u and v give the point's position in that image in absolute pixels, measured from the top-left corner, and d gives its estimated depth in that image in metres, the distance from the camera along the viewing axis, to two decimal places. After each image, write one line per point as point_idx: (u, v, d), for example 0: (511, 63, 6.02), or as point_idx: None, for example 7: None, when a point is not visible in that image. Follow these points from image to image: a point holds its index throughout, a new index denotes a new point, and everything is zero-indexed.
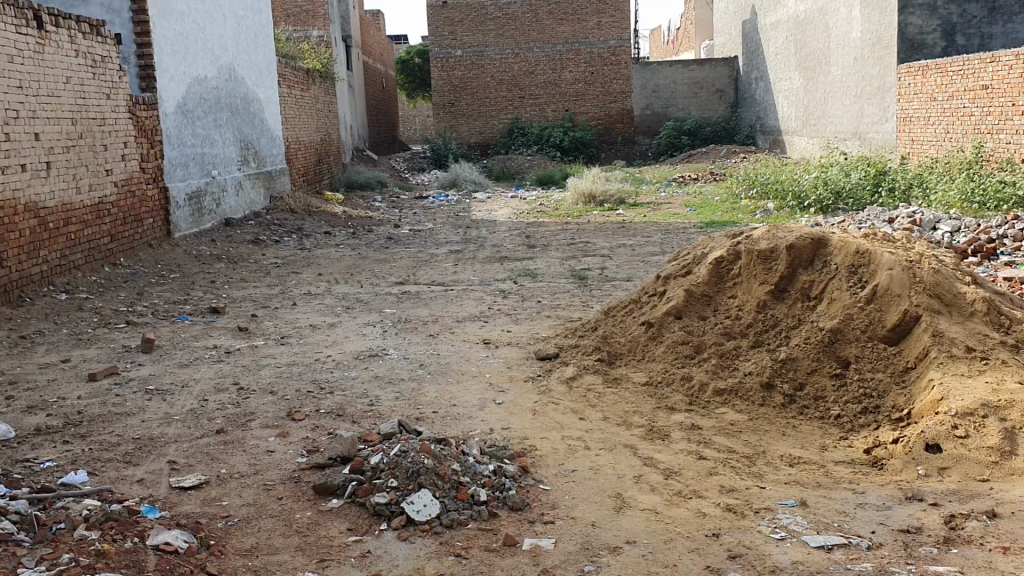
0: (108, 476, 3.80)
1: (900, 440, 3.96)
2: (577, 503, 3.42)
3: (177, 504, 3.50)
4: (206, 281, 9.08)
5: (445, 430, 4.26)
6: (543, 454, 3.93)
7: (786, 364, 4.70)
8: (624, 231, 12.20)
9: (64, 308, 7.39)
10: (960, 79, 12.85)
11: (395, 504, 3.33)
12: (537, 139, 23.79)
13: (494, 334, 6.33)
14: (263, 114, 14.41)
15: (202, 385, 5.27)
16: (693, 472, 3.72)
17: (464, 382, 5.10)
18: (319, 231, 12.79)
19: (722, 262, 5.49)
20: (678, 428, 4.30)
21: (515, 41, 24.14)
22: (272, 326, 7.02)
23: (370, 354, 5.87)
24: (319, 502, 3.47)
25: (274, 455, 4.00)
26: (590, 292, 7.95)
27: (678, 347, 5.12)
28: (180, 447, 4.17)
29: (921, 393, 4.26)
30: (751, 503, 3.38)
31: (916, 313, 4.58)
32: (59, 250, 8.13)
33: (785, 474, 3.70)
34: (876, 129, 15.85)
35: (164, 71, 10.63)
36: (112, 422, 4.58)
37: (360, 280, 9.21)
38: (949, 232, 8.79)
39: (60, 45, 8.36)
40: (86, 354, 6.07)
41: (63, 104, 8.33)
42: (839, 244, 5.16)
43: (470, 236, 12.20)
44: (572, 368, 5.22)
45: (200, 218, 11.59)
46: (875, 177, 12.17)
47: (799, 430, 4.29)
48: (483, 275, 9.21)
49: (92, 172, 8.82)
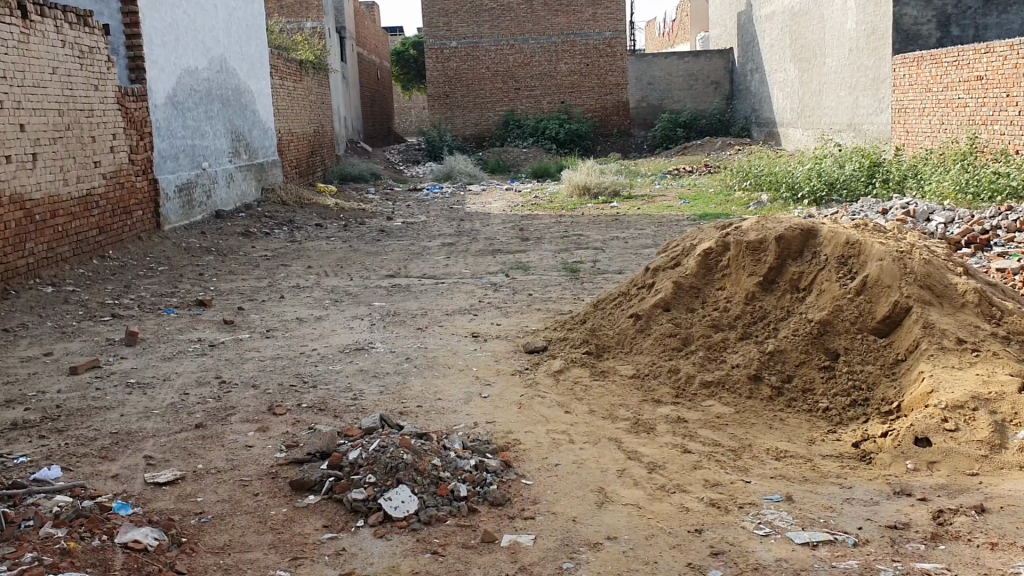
0: (82, 472, 3.72)
1: (889, 433, 3.89)
2: (559, 497, 3.36)
3: (150, 501, 3.43)
4: (194, 274, 8.98)
5: (428, 425, 4.19)
6: (526, 448, 3.86)
7: (774, 356, 4.64)
8: (618, 224, 12.11)
9: (49, 301, 7.30)
10: (955, 70, 12.78)
11: (373, 500, 3.26)
12: (532, 131, 23.68)
13: (483, 327, 6.26)
14: (255, 105, 14.31)
15: (183, 378, 5.20)
16: (677, 466, 3.65)
17: (449, 376, 5.04)
18: (310, 223, 12.70)
19: (711, 253, 5.42)
20: (664, 421, 4.24)
21: (510, 33, 24.01)
22: (258, 320, 6.94)
23: (356, 348, 5.80)
24: (295, 499, 3.40)
25: (252, 451, 3.93)
26: (582, 285, 7.88)
27: (666, 339, 5.05)
28: (157, 442, 4.09)
29: (911, 385, 4.19)
30: (735, 497, 3.32)
31: (906, 305, 4.52)
32: (45, 243, 8.03)
33: (772, 469, 3.63)
34: (871, 121, 15.78)
35: (153, 62, 10.53)
36: (90, 417, 4.49)
37: (350, 273, 9.13)
38: (943, 223, 8.74)
39: (46, 35, 8.25)
40: (68, 347, 5.98)
41: (50, 95, 8.23)
42: (828, 235, 5.10)
43: (463, 229, 12.11)
44: (560, 361, 5.15)
45: (190, 210, 11.50)
46: (869, 168, 12.10)
47: (786, 423, 4.22)
48: (475, 268, 9.13)
49: (80, 164, 8.72)
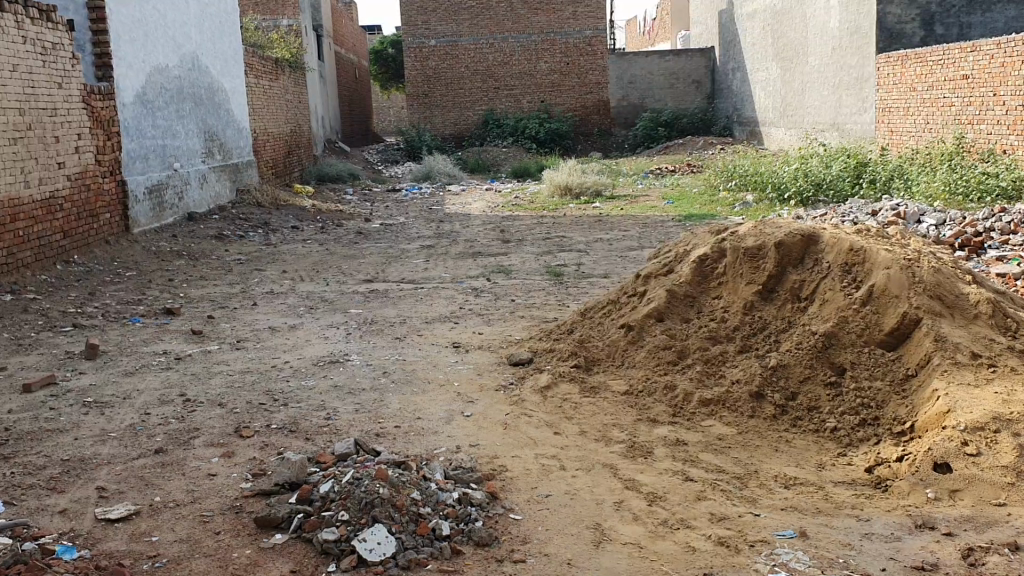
0: (27, 507, 3.37)
1: (904, 457, 3.63)
2: (552, 535, 3.07)
3: (101, 541, 3.10)
4: (163, 280, 8.61)
5: (407, 448, 3.89)
6: (513, 476, 3.57)
7: (777, 371, 4.36)
8: (602, 225, 11.82)
9: (8, 309, 6.92)
10: (941, 69, 12.58)
11: (346, 541, 2.95)
12: (512, 130, 23.36)
13: (464, 337, 5.95)
14: (228, 104, 13.90)
15: (145, 396, 4.85)
16: (679, 497, 3.36)
17: (429, 392, 4.72)
18: (285, 226, 12.33)
19: (706, 260, 5.14)
20: (662, 444, 3.95)
21: (489, 31, 23.70)
22: (228, 329, 6.60)
23: (331, 361, 5.47)
24: (260, 538, 3.08)
25: (216, 480, 3.61)
26: (566, 290, 7.59)
27: (660, 353, 4.77)
28: (112, 471, 3.75)
29: (924, 404, 3.92)
30: (745, 534, 3.04)
31: (916, 317, 4.25)
32: (5, 248, 7.65)
33: (781, 499, 3.35)
34: (854, 120, 15.60)
35: (121, 59, 10.13)
36: (41, 440, 4.14)
37: (326, 278, 8.79)
38: (935, 225, 8.50)
39: (5, 31, 7.84)
40: (24, 361, 5.61)
41: (9, 93, 7.83)
42: (830, 241, 4.82)
43: (442, 231, 11.78)
44: (547, 376, 4.84)
45: (161, 212, 11.11)
46: (854, 168, 11.86)
47: (794, 446, 3.95)
48: (456, 271, 8.83)
49: (42, 165, 8.33)
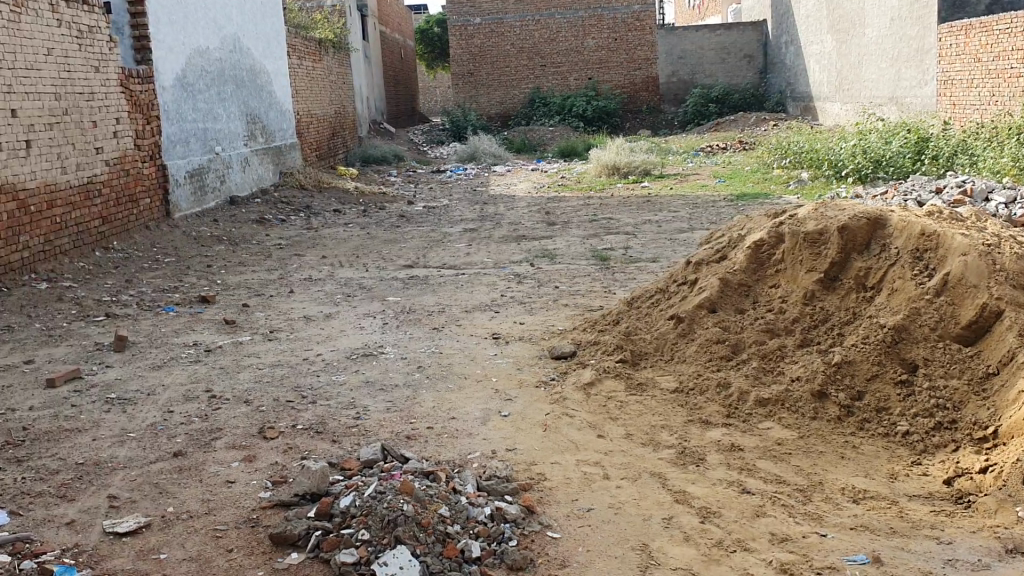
0: (33, 517, 3.17)
1: (990, 468, 3.25)
2: (593, 559, 2.77)
3: (106, 558, 2.88)
4: (202, 267, 8.45)
5: (438, 452, 3.62)
6: (552, 486, 3.27)
7: (841, 368, 4.00)
8: (651, 206, 11.42)
9: (42, 299, 6.78)
10: (1008, 38, 11.92)
11: (367, 565, 2.68)
12: (559, 109, 22.91)
13: (505, 327, 5.66)
14: (271, 86, 13.73)
15: (171, 391, 4.65)
16: (736, 513, 3.04)
17: (465, 389, 4.44)
18: (328, 209, 12.15)
19: (763, 246, 4.77)
20: (715, 449, 3.62)
21: (535, 7, 23.22)
22: (263, 318, 6.40)
23: (365, 353, 5.22)
24: (275, 558, 2.83)
25: (234, 488, 3.37)
26: (613, 276, 7.27)
27: (712, 347, 4.43)
28: (128, 476, 3.53)
29: (1008, 407, 3.55)
30: (811, 559, 2.71)
31: (997, 309, 3.86)
32: (41, 236, 7.52)
33: (851, 516, 3.00)
34: (914, 94, 14.92)
35: (160, 41, 9.95)
36: (59, 441, 3.95)
37: (365, 263, 8.56)
38: (1004, 203, 7.97)
39: (40, 13, 7.66)
40: (52, 354, 5.45)
41: (44, 77, 7.67)
42: (899, 225, 4.41)
43: (485, 213, 11.49)
44: (590, 371, 4.52)
45: (202, 196, 10.97)
46: (917, 143, 11.22)
47: (862, 452, 3.59)
48: (499, 256, 8.51)
49: (80, 151, 8.19)
